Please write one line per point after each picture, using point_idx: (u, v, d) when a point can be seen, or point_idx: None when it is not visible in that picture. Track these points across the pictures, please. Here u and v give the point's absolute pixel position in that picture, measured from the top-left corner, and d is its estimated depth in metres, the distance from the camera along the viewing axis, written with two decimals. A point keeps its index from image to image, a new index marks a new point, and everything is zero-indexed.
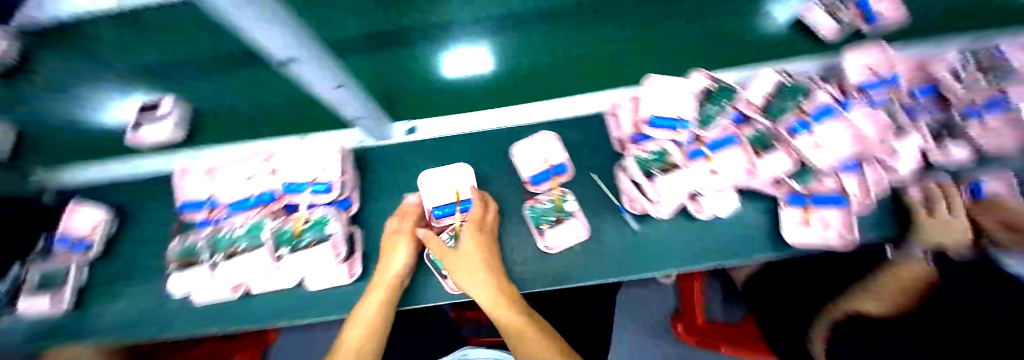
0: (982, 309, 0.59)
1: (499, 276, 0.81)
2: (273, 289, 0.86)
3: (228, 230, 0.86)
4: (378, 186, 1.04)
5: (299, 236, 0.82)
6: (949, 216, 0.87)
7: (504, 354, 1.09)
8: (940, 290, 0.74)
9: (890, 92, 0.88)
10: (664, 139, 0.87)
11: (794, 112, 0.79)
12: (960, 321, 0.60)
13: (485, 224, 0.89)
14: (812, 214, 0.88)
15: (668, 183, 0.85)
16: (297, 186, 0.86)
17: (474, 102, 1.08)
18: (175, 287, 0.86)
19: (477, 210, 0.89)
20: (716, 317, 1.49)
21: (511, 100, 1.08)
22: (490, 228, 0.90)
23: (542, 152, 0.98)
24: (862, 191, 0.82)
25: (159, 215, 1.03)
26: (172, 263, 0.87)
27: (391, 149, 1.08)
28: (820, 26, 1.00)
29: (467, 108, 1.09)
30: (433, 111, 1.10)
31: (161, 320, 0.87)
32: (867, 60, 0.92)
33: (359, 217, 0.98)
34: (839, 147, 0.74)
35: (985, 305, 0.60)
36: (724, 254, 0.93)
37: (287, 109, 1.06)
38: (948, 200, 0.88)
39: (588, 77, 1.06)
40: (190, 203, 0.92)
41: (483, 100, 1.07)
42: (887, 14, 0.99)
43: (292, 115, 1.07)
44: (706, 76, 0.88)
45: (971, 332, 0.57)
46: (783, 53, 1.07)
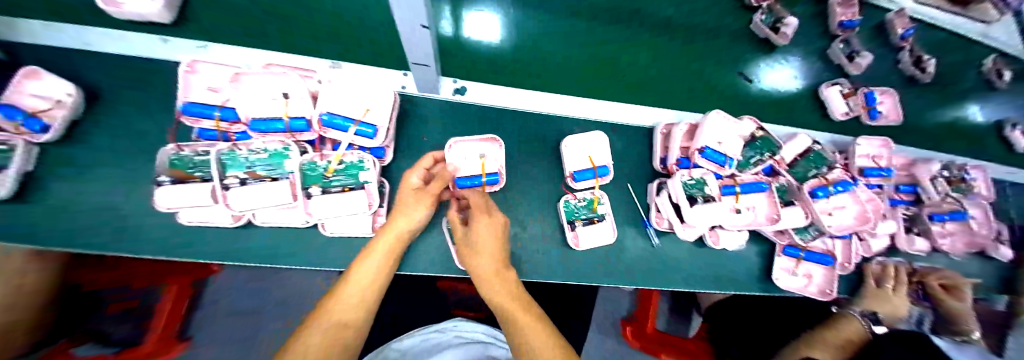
0: None
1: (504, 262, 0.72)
2: (284, 225, 0.80)
3: (242, 152, 0.73)
4: (418, 141, 0.96)
5: (330, 176, 0.76)
6: (890, 290, 1.11)
7: (493, 331, 1.00)
8: None
9: (879, 179, 1.23)
10: (706, 171, 0.96)
11: (816, 181, 1.07)
12: None
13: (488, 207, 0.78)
14: (801, 266, 1.07)
15: (701, 213, 0.93)
16: (340, 123, 0.73)
17: (493, 76, 1.04)
18: (162, 203, 0.70)
19: (474, 194, 0.78)
20: (660, 326, 1.70)
21: (526, 83, 1.06)
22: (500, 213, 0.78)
23: (589, 150, 0.98)
24: (844, 256, 1.08)
25: (132, 109, 0.86)
26: (162, 175, 0.72)
27: (440, 106, 0.98)
28: (834, 109, 1.31)
29: (490, 80, 1.04)
30: (456, 72, 1.01)
31: (165, 239, 0.79)
32: (868, 150, 1.25)
33: (389, 169, 0.91)
34: (842, 218, 1.06)
35: None
36: (712, 279, 1.07)
37: (288, 33, 0.91)
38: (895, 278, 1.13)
39: (587, 77, 1.11)
40: (191, 107, 0.73)
41: (502, 77, 1.04)
42: (887, 113, 1.39)
43: (279, 37, 0.91)
44: (755, 124, 1.01)
45: None
46: (777, 117, 1.31)
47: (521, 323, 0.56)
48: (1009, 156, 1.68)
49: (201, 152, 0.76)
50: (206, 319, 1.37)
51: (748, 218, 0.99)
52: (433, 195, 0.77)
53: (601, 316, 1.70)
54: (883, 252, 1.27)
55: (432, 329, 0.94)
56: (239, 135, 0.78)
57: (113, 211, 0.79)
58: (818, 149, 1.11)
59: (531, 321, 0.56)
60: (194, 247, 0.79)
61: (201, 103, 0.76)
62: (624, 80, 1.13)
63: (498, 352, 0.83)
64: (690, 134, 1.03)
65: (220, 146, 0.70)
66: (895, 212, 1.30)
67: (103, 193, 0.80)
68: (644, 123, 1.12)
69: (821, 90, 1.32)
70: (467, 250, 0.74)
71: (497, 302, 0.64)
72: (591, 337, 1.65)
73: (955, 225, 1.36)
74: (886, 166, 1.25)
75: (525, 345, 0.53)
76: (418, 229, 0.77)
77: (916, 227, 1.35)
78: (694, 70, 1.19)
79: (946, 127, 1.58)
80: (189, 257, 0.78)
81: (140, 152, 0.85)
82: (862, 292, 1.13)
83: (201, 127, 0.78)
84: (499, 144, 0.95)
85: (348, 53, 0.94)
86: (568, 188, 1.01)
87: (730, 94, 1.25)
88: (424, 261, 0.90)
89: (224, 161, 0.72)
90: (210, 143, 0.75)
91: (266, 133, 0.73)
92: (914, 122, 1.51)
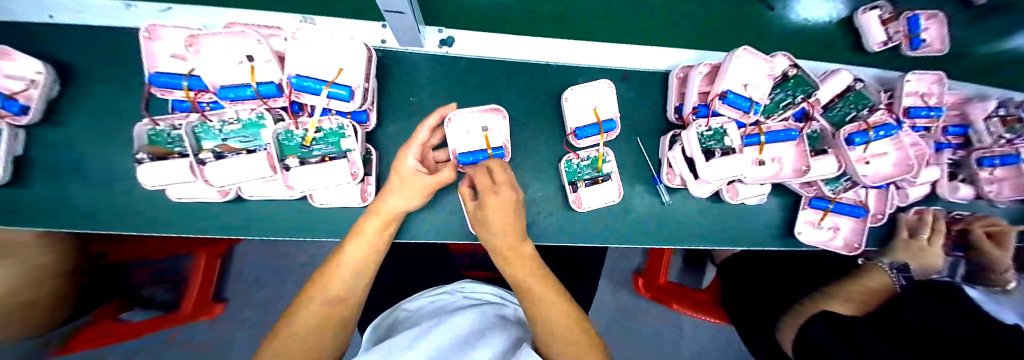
0: (933, 305, 0.70)
1: (519, 237, 0.68)
2: (272, 197, 0.77)
3: (214, 123, 0.70)
4: (405, 103, 0.88)
5: (309, 145, 0.72)
6: (927, 243, 1.02)
7: (507, 293, 0.93)
8: (894, 293, 0.82)
9: (926, 120, 1.06)
10: (727, 120, 0.85)
11: (857, 125, 0.93)
12: (917, 309, 0.70)
13: (493, 186, 0.70)
14: (827, 218, 0.98)
15: (718, 165, 0.82)
16: (311, 87, 0.66)
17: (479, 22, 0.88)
18: (146, 178, 0.68)
19: (483, 174, 0.73)
20: (673, 277, 1.72)
21: (522, 28, 0.91)
22: (511, 182, 0.73)
23: (594, 102, 0.88)
24: (879, 208, 0.98)
25: (99, 85, 0.80)
26: (139, 152, 0.68)
27: (427, 63, 0.89)
28: (872, 37, 1.09)
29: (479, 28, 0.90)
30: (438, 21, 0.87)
31: (166, 215, 0.80)
32: (916, 88, 1.08)
33: (377, 135, 0.85)
34: (884, 166, 0.94)
35: (939, 305, 0.70)
36: (725, 236, 1.02)
37: None
38: (933, 229, 1.04)
39: (589, 19, 0.92)
40: (157, 76, 0.68)
41: (495, 20, 0.88)
42: (931, 42, 1.15)
43: None
44: (790, 60, 0.87)
45: (933, 314, 0.67)
46: (814, 54, 1.14)
47: (545, 307, 0.57)
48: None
49: (177, 126, 0.73)
50: (241, 287, 1.47)
51: (771, 170, 0.89)
52: (428, 187, 0.70)
53: (612, 274, 1.71)
54: (919, 201, 1.16)
55: (438, 291, 0.90)
56: (213, 104, 0.73)
57: (111, 192, 0.79)
58: (861, 87, 0.96)
59: (558, 296, 0.60)
60: (195, 221, 0.80)
61: (169, 72, 0.70)
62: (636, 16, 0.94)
63: (507, 312, 0.79)
64: (711, 77, 0.90)
65: (190, 118, 0.67)
66: (939, 158, 1.16)
67: (93, 173, 0.79)
68: (660, 67, 1.00)
69: (856, 15, 1.09)
70: (480, 226, 0.72)
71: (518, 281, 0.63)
72: (601, 292, 1.67)
73: (1004, 170, 1.13)
74: (934, 105, 1.09)
75: (548, 331, 0.54)
76: (411, 211, 0.71)
77: (960, 174, 1.20)
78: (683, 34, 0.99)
79: (1010, 56, 1.31)
80: (190, 232, 0.80)
81: (119, 130, 0.81)
82: (895, 244, 1.07)
83: (174, 98, 0.73)
84: (502, 114, 0.86)
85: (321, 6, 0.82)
86: (571, 146, 0.93)
87: (761, 32, 1.06)
88: (421, 228, 0.88)
89: (198, 134, 0.70)
90: (183, 115, 0.71)
91: (237, 102, 0.67)
92: (969, 51, 1.28)
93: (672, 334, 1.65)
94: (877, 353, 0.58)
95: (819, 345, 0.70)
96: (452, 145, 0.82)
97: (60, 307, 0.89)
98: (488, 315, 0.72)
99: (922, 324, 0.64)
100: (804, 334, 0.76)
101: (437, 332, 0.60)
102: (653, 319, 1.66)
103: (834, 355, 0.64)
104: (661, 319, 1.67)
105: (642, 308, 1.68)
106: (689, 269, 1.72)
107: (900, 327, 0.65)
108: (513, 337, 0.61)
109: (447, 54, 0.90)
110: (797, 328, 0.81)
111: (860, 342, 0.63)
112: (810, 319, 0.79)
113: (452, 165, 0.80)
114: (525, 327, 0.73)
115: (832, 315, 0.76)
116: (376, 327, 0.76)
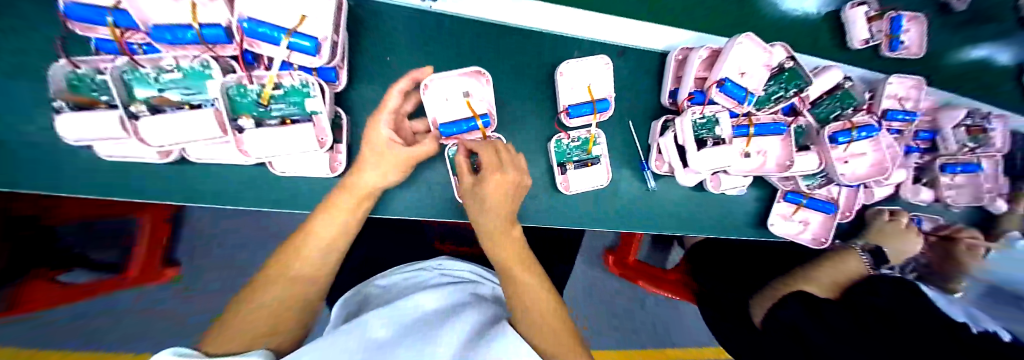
0: (882, 292, 0.80)
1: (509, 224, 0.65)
2: (225, 161, 0.68)
3: (148, 70, 0.59)
4: (383, 64, 0.79)
5: (267, 104, 0.63)
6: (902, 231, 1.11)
7: (485, 271, 0.90)
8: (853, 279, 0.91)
9: (902, 123, 1.10)
10: (720, 108, 0.83)
11: (841, 123, 0.95)
12: (874, 295, 0.79)
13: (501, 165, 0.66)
14: (800, 212, 1.02)
15: (707, 155, 0.82)
16: (268, 34, 0.56)
17: None
18: (66, 130, 0.58)
19: (489, 152, 0.67)
20: (641, 256, 1.77)
21: None
22: (520, 169, 0.68)
23: (588, 78, 0.83)
24: (849, 205, 1.03)
25: None
26: (58, 100, 0.60)
27: (407, 19, 0.80)
28: (855, 35, 1.09)
29: None
30: None
31: (83, 175, 0.67)
32: (897, 90, 1.10)
33: (350, 98, 0.77)
34: (859, 165, 0.97)
35: (888, 292, 0.80)
36: (703, 224, 1.04)
37: None
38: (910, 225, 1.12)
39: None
40: (73, 9, 0.55)
41: None
42: (909, 45, 1.17)
43: None
44: (786, 51, 0.84)
45: (887, 300, 0.76)
46: (807, 48, 1.12)
47: (526, 293, 0.56)
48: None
49: (104, 70, 0.61)
50: (199, 244, 1.35)
51: (756, 163, 0.90)
52: (405, 160, 0.64)
53: (590, 253, 1.74)
54: (883, 201, 1.23)
55: (414, 267, 0.86)
56: (147, 47, 0.63)
57: (18, 146, 0.64)
58: (849, 87, 0.98)
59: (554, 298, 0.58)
60: (130, 183, 0.69)
61: (90, 3, 0.57)
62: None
63: (483, 290, 0.77)
64: (710, 62, 0.87)
65: (116, 61, 0.56)
66: (907, 161, 1.22)
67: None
68: (658, 47, 0.95)
69: (844, 10, 1.09)
70: (474, 204, 0.66)
71: (500, 259, 0.62)
72: (577, 270, 1.70)
73: (965, 176, 1.21)
74: (910, 109, 1.11)
75: (526, 314, 0.53)
76: (388, 187, 0.66)
77: (923, 178, 1.27)
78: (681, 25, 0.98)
79: (976, 65, 1.38)
80: (125, 197, 0.69)
81: (18, 71, 0.64)
82: (873, 227, 1.14)
83: (98, 37, 0.61)
84: (484, 79, 0.77)
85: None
86: (562, 125, 0.89)
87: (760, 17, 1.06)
88: (398, 202, 0.82)
89: (130, 82, 0.59)
90: (110, 57, 0.59)
91: (176, 47, 0.58)
92: (944, 57, 1.32)
93: (639, 310, 1.75)
94: (846, 333, 0.64)
95: (787, 317, 0.76)
96: (433, 114, 0.75)
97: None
98: (467, 293, 0.70)
99: (879, 311, 0.72)
100: (772, 308, 0.82)
101: (418, 311, 0.57)
102: (621, 296, 1.74)
103: (804, 328, 0.70)
104: (632, 296, 1.75)
105: (612, 285, 1.74)
106: (658, 248, 1.78)
107: (862, 312, 0.73)
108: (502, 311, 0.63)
109: (430, 9, 0.80)
110: (769, 306, 0.84)
111: (829, 321, 0.69)
112: (783, 299, 0.83)
113: (434, 136, 0.74)
114: (504, 306, 0.72)
115: (807, 296, 0.79)
116: (346, 302, 0.72)
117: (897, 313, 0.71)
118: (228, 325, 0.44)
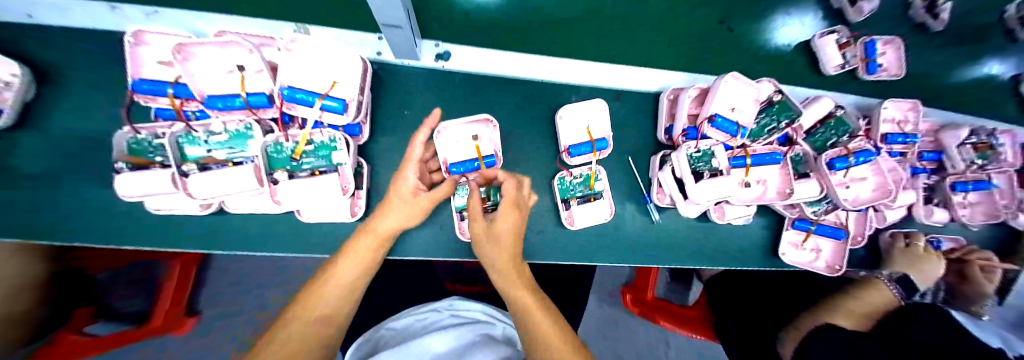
0: (918, 325, 0.75)
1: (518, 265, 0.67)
2: (256, 211, 0.75)
3: (199, 134, 0.68)
4: (399, 115, 0.88)
5: (298, 159, 0.71)
6: (919, 252, 1.09)
7: (498, 312, 0.90)
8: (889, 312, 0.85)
9: (902, 146, 1.11)
10: (715, 142, 0.88)
11: (838, 150, 0.97)
12: (914, 329, 0.73)
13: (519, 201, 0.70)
14: (810, 240, 1.02)
15: (706, 188, 0.85)
16: (303, 98, 0.65)
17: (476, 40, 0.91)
18: (123, 190, 0.65)
19: (509, 186, 0.68)
20: (660, 293, 1.72)
21: (517, 47, 0.95)
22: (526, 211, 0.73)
23: (586, 120, 0.90)
24: (858, 230, 1.03)
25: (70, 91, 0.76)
26: (118, 161, 0.67)
27: (420, 75, 0.90)
28: (829, 61, 1.13)
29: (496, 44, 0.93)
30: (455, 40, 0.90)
31: (138, 227, 0.76)
32: (893, 114, 1.13)
33: (369, 148, 0.85)
34: (861, 189, 0.99)
35: (925, 324, 0.74)
36: (711, 253, 1.04)
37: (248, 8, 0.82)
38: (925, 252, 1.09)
39: (581, 39, 0.99)
40: (140, 83, 0.65)
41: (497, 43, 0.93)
42: (889, 67, 1.21)
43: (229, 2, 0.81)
44: (775, 86, 0.90)
45: (926, 334, 0.71)
46: (783, 76, 1.18)
47: (533, 318, 0.58)
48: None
49: (159, 135, 0.70)
50: None
51: (756, 192, 0.92)
52: (428, 203, 0.70)
53: (603, 288, 1.72)
54: (896, 224, 1.22)
55: (427, 308, 0.87)
56: (199, 113, 0.72)
57: (66, 196, 0.74)
58: (841, 114, 1.02)
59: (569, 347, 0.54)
60: (171, 233, 0.77)
61: (153, 79, 0.68)
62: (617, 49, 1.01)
63: (497, 331, 0.77)
64: (700, 99, 0.93)
65: (174, 128, 0.65)
66: (914, 182, 1.22)
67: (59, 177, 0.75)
68: (650, 88, 1.03)
69: (813, 40, 1.15)
70: (488, 242, 0.65)
71: (508, 286, 0.64)
72: (590, 306, 1.67)
73: (979, 194, 1.20)
74: (911, 132, 1.13)
75: (532, 339, 0.56)
76: (406, 229, 0.69)
77: (935, 198, 1.25)
78: (681, 25, 1.03)
79: (976, 86, 1.39)
80: (169, 246, 0.77)
81: (95, 138, 0.77)
82: (894, 252, 1.12)
83: (157, 106, 0.71)
84: (493, 124, 0.84)
85: (331, 19, 0.84)
86: (564, 164, 0.94)
87: (745, 49, 1.13)
88: (412, 242, 0.86)
89: (182, 144, 0.68)
90: (166, 124, 0.68)
91: (224, 112, 0.66)
92: (942, 80, 1.35)
93: (661, 352, 1.64)
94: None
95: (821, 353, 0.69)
96: (443, 154, 0.82)
97: (31, 313, 0.85)
98: (481, 334, 0.70)
99: (917, 344, 0.67)
100: (802, 342, 0.75)
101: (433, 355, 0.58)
102: (640, 334, 1.66)
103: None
104: (652, 335, 1.67)
105: (629, 323, 1.68)
106: (677, 284, 1.73)
107: (899, 345, 0.67)
108: (513, 354, 0.62)
109: (442, 68, 0.91)
110: (796, 338, 0.78)
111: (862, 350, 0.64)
112: (811, 330, 0.77)
113: (445, 177, 0.79)
114: (516, 349, 0.70)
115: (838, 328, 0.75)
116: (359, 346, 0.73)
117: (942, 349, 0.65)
118: (261, 348, 0.45)
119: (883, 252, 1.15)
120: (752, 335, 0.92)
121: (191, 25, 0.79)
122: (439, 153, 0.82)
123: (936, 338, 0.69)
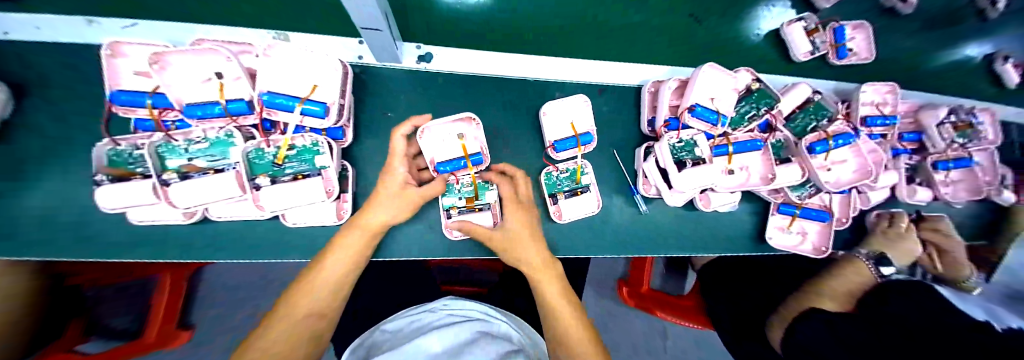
0: (896, 299, 0.78)
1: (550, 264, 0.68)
2: (240, 218, 0.75)
3: (179, 142, 0.68)
4: (383, 117, 0.88)
5: (281, 163, 0.71)
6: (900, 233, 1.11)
7: (493, 310, 0.90)
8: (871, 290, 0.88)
9: (882, 128, 1.13)
10: (697, 132, 0.89)
11: (816, 134, 1.00)
12: (891, 305, 0.76)
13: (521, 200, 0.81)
14: (796, 223, 1.04)
15: (690, 176, 0.86)
16: (284, 103, 0.65)
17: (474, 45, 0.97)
18: (105, 201, 0.65)
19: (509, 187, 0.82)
20: (655, 284, 1.73)
21: (514, 47, 1.01)
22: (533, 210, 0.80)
23: (570, 115, 0.91)
24: (841, 211, 1.06)
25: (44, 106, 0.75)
26: (98, 173, 0.66)
27: (401, 77, 0.90)
28: (797, 48, 1.16)
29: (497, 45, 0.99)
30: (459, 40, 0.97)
31: (123, 240, 0.76)
32: (869, 98, 1.14)
33: (354, 151, 0.85)
34: (842, 171, 1.01)
35: (902, 298, 0.78)
36: (700, 241, 1.05)
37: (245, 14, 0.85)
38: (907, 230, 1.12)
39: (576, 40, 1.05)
40: (118, 94, 0.66)
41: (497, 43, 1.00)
42: (859, 51, 1.24)
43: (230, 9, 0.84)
44: (752, 75, 0.93)
45: (905, 307, 0.74)
46: (761, 64, 1.21)
47: (559, 312, 0.58)
48: (1002, 94, 1.48)
49: (140, 146, 0.70)
50: None
51: (740, 179, 0.94)
52: (417, 199, 0.72)
53: (599, 281, 1.73)
54: (880, 205, 1.24)
55: (420, 309, 0.87)
56: (179, 123, 0.71)
57: (47, 213, 0.74)
58: (819, 99, 1.03)
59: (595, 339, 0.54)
60: (157, 244, 0.77)
61: (132, 90, 0.68)
62: (614, 48, 1.07)
63: (491, 327, 0.77)
64: (680, 91, 0.95)
65: (153, 138, 0.65)
66: (897, 164, 1.23)
67: (39, 193, 0.74)
68: (632, 82, 1.03)
69: (782, 28, 1.17)
70: (513, 244, 0.70)
71: (535, 275, 0.65)
72: (587, 300, 1.68)
73: (960, 172, 1.24)
74: (890, 113, 1.16)
75: (557, 335, 0.56)
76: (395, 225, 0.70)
77: (917, 178, 1.28)
78: (681, 25, 1.10)
79: (951, 66, 1.43)
80: (155, 259, 0.76)
81: (73, 153, 0.76)
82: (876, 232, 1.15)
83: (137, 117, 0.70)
84: (477, 123, 0.84)
85: (331, 19, 0.88)
86: (549, 158, 0.95)
87: (721, 40, 1.16)
88: (401, 243, 0.87)
89: (162, 153, 0.67)
90: (146, 135, 0.69)
91: (205, 120, 0.66)
92: (916, 63, 1.39)
93: (661, 343, 1.65)
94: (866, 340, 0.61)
95: (812, 338, 0.70)
96: (429, 154, 0.82)
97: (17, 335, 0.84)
98: (476, 329, 0.70)
99: (897, 318, 0.70)
100: (791, 329, 0.76)
101: (427, 353, 0.58)
102: (638, 326, 1.67)
103: (823, 343, 0.66)
104: (649, 326, 1.68)
105: (626, 316, 1.69)
106: (671, 275, 1.75)
107: (880, 320, 0.70)
108: (506, 347, 0.63)
109: (425, 69, 0.91)
110: (785, 325, 0.79)
111: (847, 331, 0.65)
112: (798, 315, 0.79)
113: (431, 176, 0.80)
114: (511, 342, 0.71)
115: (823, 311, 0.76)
116: (354, 348, 0.73)
117: (918, 319, 0.68)
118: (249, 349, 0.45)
119: (868, 233, 1.17)
120: (745, 326, 0.92)
121: (171, 33, 0.80)
122: (425, 152, 0.81)
123: (915, 310, 0.72)
